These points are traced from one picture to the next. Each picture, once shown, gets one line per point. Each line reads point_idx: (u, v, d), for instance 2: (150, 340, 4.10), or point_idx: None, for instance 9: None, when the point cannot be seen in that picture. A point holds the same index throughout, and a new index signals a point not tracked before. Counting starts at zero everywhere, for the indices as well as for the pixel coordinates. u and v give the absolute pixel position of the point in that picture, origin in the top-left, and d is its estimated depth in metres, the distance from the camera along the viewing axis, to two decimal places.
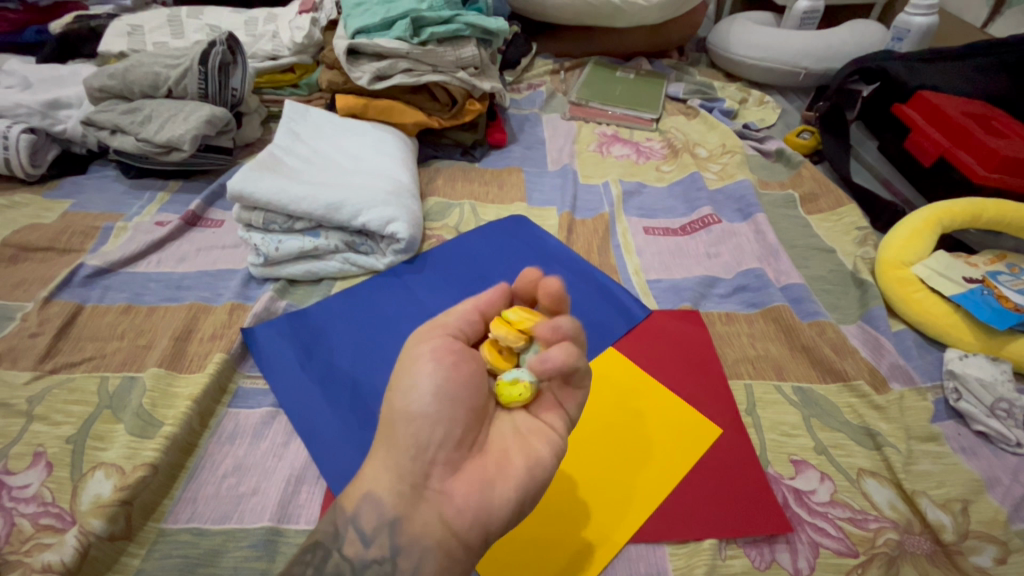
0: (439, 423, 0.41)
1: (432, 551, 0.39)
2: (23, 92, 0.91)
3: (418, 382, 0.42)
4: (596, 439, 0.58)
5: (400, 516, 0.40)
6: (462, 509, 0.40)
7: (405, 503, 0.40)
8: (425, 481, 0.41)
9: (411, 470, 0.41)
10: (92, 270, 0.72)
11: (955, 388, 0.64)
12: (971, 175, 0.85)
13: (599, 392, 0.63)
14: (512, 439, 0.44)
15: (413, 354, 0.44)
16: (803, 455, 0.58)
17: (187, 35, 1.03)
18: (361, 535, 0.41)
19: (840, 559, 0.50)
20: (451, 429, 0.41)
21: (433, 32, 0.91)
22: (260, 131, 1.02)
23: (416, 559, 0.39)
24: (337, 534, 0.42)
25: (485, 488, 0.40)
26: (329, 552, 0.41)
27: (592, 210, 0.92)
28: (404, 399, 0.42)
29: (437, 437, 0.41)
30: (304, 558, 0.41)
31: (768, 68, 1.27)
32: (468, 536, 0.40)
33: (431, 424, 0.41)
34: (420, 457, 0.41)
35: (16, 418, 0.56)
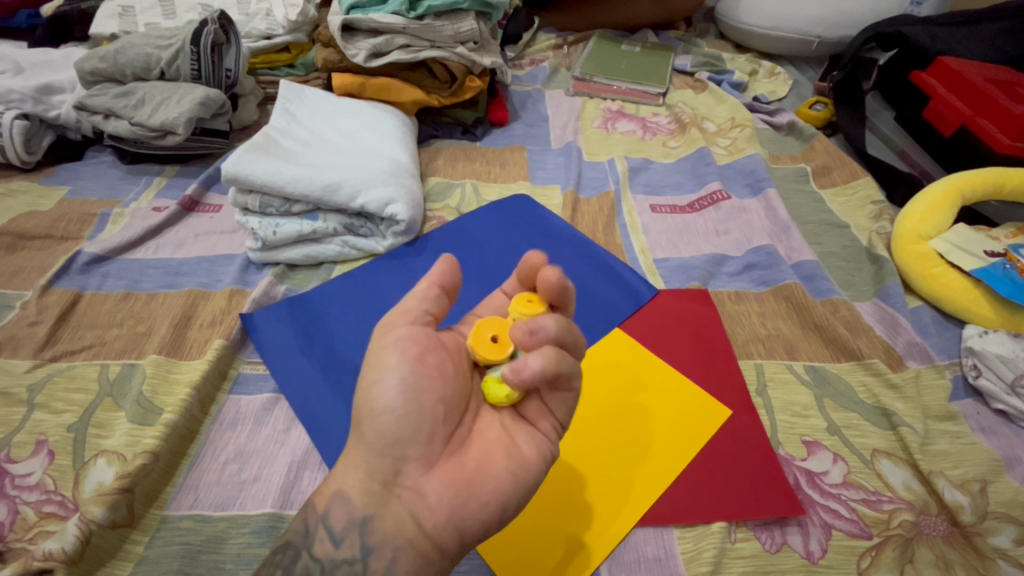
0: (412, 419, 0.40)
1: (403, 551, 0.38)
2: (16, 77, 0.90)
3: (386, 376, 0.41)
4: (588, 417, 0.57)
5: (371, 515, 0.39)
6: (433, 505, 0.39)
7: (375, 501, 0.39)
8: (397, 477, 0.40)
9: (382, 466, 0.40)
10: (89, 258, 0.71)
11: (974, 365, 0.62)
12: (994, 145, 0.81)
13: (594, 371, 0.62)
14: (493, 439, 0.43)
15: (378, 349, 0.43)
16: (815, 435, 0.57)
17: (179, 15, 1.00)
18: (331, 534, 0.39)
19: (853, 542, 0.49)
20: (420, 425, 0.40)
21: (430, 6, 0.87)
22: (256, 113, 1.00)
23: (389, 558, 0.38)
24: (308, 532, 0.40)
25: (458, 488, 0.39)
26: (298, 554, 0.39)
27: (598, 188, 0.90)
28: (368, 396, 0.41)
29: (409, 433, 0.40)
30: (275, 559, 0.40)
31: (779, 37, 1.23)
32: (441, 537, 0.39)
33: (397, 419, 0.40)
34: (390, 453, 0.39)
35: (17, 407, 0.56)
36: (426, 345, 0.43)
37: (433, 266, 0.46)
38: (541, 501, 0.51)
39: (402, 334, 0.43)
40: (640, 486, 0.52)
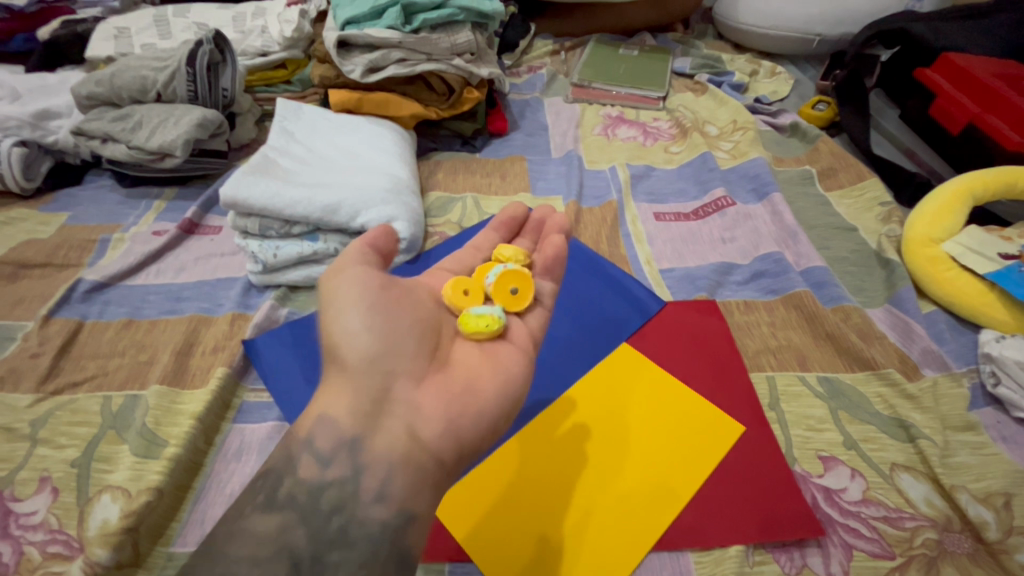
0: (392, 341, 0.43)
1: (399, 465, 0.39)
2: (13, 104, 0.89)
3: (354, 305, 0.43)
4: (577, 391, 0.60)
5: (360, 436, 0.40)
6: (433, 417, 0.42)
7: (363, 422, 0.40)
8: (387, 393, 0.42)
9: (372, 385, 0.42)
10: (90, 285, 0.70)
11: (992, 372, 0.60)
12: (1004, 143, 0.79)
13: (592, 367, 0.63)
14: (475, 362, 0.47)
15: (334, 288, 0.44)
16: (831, 450, 0.55)
17: (175, 35, 1.00)
18: (318, 457, 0.39)
19: (875, 563, 0.47)
20: (401, 345, 0.44)
21: (426, 19, 0.87)
22: (255, 131, 0.99)
23: (382, 477, 0.39)
24: (291, 460, 0.39)
25: (450, 399, 0.43)
26: (281, 483, 0.38)
27: (600, 198, 0.89)
28: (340, 325, 0.43)
29: (392, 350, 0.43)
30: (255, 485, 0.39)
31: (778, 36, 1.22)
32: (438, 446, 0.42)
33: (374, 340, 0.42)
34: (378, 369, 0.42)
35: (20, 442, 0.55)
36: (387, 282, 0.46)
37: (368, 232, 0.49)
38: (537, 472, 0.54)
39: (358, 274, 0.45)
40: (636, 518, 0.50)
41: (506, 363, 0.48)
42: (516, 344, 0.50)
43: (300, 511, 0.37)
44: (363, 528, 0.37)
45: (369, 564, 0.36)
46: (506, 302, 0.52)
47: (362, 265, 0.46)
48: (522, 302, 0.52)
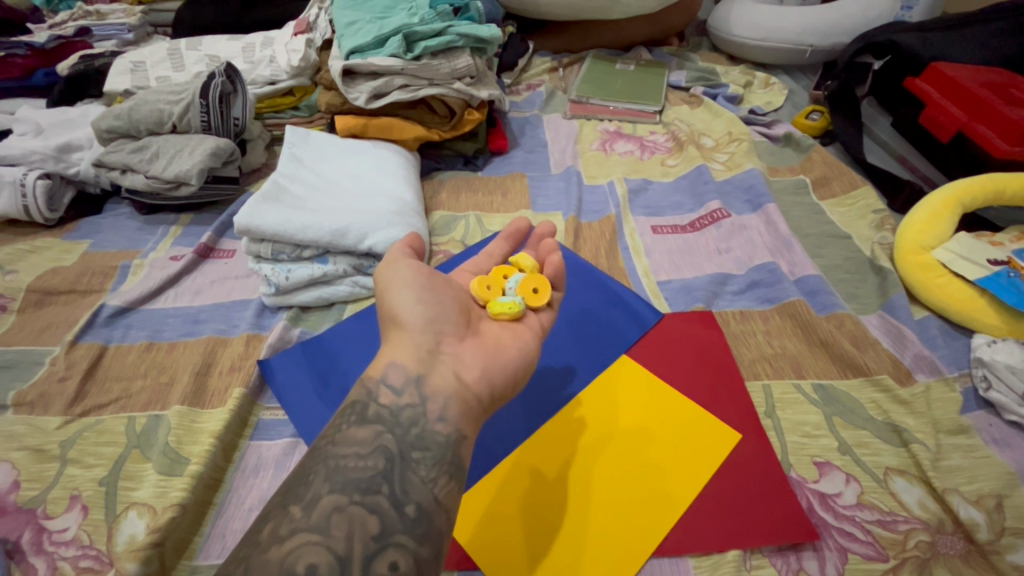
0: (440, 305, 0.48)
1: (453, 398, 0.43)
2: (36, 138, 0.94)
3: (408, 279, 0.49)
4: (585, 392, 0.64)
5: (423, 374, 0.44)
6: (475, 366, 0.46)
7: (423, 363, 0.44)
8: (438, 346, 0.46)
9: (426, 340, 0.46)
10: (113, 311, 0.74)
11: (984, 376, 0.62)
12: (992, 151, 0.81)
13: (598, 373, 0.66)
14: (505, 329, 0.52)
15: (389, 268, 0.50)
16: (826, 456, 0.57)
17: (187, 67, 1.05)
18: (392, 388, 0.43)
19: (869, 565, 0.49)
20: (447, 309, 0.49)
21: (426, 46, 0.91)
22: (265, 157, 1.03)
23: (441, 406, 0.43)
24: (370, 390, 0.44)
25: (487, 354, 0.48)
26: (367, 405, 0.43)
27: (598, 213, 0.91)
28: (396, 292, 0.48)
29: (439, 313, 0.48)
30: (345, 412, 0.43)
31: (771, 48, 1.25)
32: (479, 388, 0.46)
33: (425, 305, 0.47)
34: (430, 328, 0.47)
35: (51, 462, 0.58)
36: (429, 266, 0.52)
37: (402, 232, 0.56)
38: (548, 466, 0.57)
39: (407, 260, 0.50)
40: (634, 528, 0.52)
41: (531, 334, 0.53)
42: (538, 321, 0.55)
43: (385, 423, 0.42)
44: (434, 438, 0.42)
45: (441, 462, 0.41)
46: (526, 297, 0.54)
47: (409, 255, 0.52)
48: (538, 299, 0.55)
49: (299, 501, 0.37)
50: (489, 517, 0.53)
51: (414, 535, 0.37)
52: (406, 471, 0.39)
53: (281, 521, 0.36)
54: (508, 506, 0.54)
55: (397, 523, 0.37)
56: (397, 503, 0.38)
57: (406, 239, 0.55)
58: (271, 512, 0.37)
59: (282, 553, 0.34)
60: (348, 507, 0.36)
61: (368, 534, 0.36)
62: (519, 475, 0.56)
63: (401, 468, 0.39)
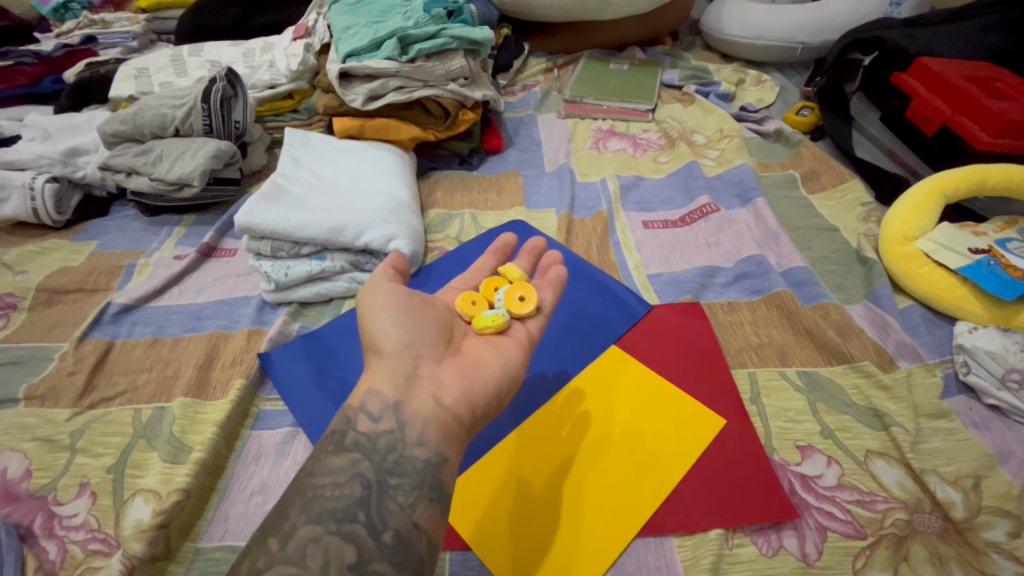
0: (418, 330, 0.50)
1: (431, 422, 0.44)
2: (44, 143, 0.97)
3: (386, 305, 0.50)
4: (575, 382, 0.65)
5: (400, 400, 0.45)
6: (453, 388, 0.47)
7: (400, 390, 0.46)
8: (416, 371, 0.47)
9: (404, 365, 0.47)
10: (119, 308, 0.76)
11: (964, 362, 0.63)
12: (975, 143, 0.83)
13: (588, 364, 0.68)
14: (486, 348, 0.53)
15: (369, 296, 0.52)
16: (809, 440, 0.59)
17: (190, 73, 1.08)
18: (369, 415, 0.45)
19: (847, 542, 0.51)
20: (424, 333, 0.50)
21: (421, 49, 0.93)
22: (265, 158, 1.05)
23: (419, 429, 0.44)
24: (349, 418, 0.45)
25: (466, 374, 0.49)
26: (344, 433, 0.44)
27: (591, 209, 0.93)
28: (375, 321, 0.50)
29: (417, 337, 0.49)
30: (325, 439, 0.44)
31: (762, 45, 1.26)
32: (457, 410, 0.47)
33: (403, 330, 0.49)
34: (408, 353, 0.48)
35: (61, 452, 0.61)
36: (411, 288, 0.53)
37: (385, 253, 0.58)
38: (538, 452, 0.59)
39: (389, 284, 0.52)
40: (620, 509, 0.54)
41: (512, 352, 0.53)
42: (522, 336, 0.56)
43: (362, 450, 0.43)
44: (411, 464, 0.43)
45: (419, 488, 0.42)
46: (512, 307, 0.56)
47: (391, 278, 0.54)
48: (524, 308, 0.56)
49: (276, 534, 0.38)
50: (478, 500, 0.55)
51: (392, 563, 0.38)
52: (383, 499, 0.40)
53: (258, 554, 0.37)
54: (499, 491, 0.56)
55: (375, 552, 0.38)
56: (375, 531, 0.39)
57: (388, 261, 0.56)
58: (249, 548, 0.38)
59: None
60: (324, 538, 0.37)
61: (344, 563, 0.37)
62: (510, 461, 0.58)
63: (378, 495, 0.40)
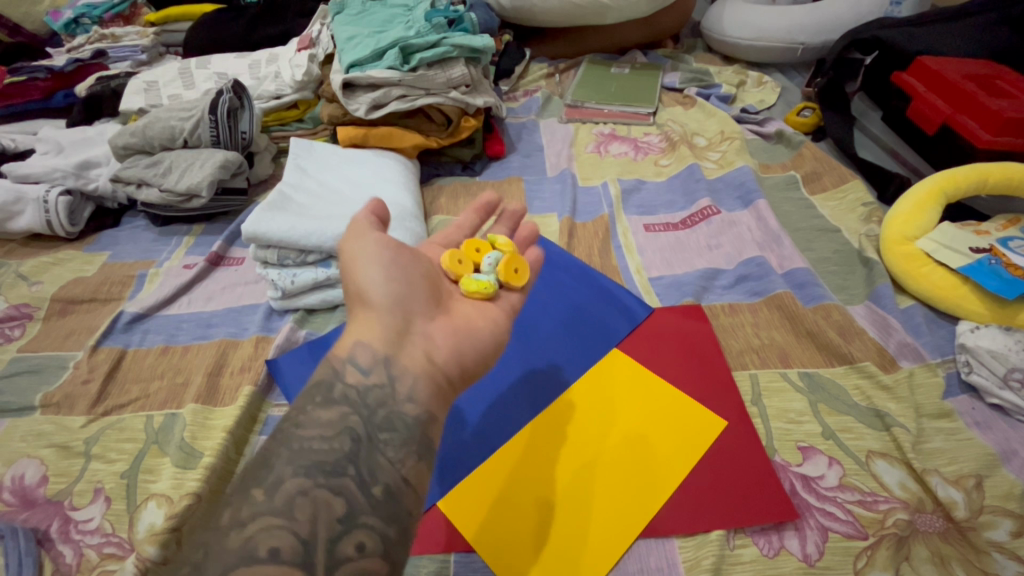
0: (408, 286, 0.51)
1: (421, 377, 0.46)
2: (57, 157, 0.99)
3: (375, 261, 0.51)
4: (576, 386, 0.66)
5: (390, 354, 0.46)
6: (441, 346, 0.49)
7: (391, 344, 0.47)
8: (406, 327, 0.49)
9: (394, 320, 0.48)
10: (131, 317, 0.78)
11: (966, 361, 0.63)
12: (976, 141, 0.83)
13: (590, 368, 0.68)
14: (472, 309, 0.55)
15: (357, 249, 0.52)
16: (810, 440, 0.59)
17: (197, 85, 1.10)
18: (359, 367, 0.45)
19: (849, 543, 0.51)
20: (414, 289, 0.51)
21: (422, 58, 0.95)
22: (272, 168, 1.07)
23: (410, 384, 0.45)
24: (337, 370, 0.45)
25: (454, 333, 0.51)
26: (332, 385, 0.44)
27: (592, 213, 0.94)
28: (364, 274, 0.50)
29: (406, 293, 0.50)
30: (311, 393, 0.44)
31: (763, 47, 1.27)
32: (446, 366, 0.49)
33: (393, 286, 0.50)
34: (398, 308, 0.49)
35: (76, 458, 0.62)
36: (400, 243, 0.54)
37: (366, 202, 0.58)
38: (539, 454, 0.59)
39: (377, 235, 0.53)
40: (624, 508, 0.54)
41: (498, 315, 0.55)
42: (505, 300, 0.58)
43: (351, 404, 0.43)
44: (401, 419, 0.43)
45: (408, 443, 0.42)
46: (506, 277, 0.57)
47: (379, 230, 0.54)
48: (517, 280, 0.58)
49: (261, 485, 0.37)
50: (481, 504, 0.56)
51: (381, 517, 0.38)
52: (372, 453, 0.41)
53: (241, 506, 0.36)
54: (501, 492, 0.56)
55: (364, 505, 0.38)
56: (365, 485, 0.39)
57: (373, 212, 0.56)
58: (230, 500, 0.37)
59: (242, 539, 0.34)
60: (312, 491, 0.37)
61: (332, 517, 0.36)
62: (512, 463, 0.59)
63: (368, 450, 0.41)
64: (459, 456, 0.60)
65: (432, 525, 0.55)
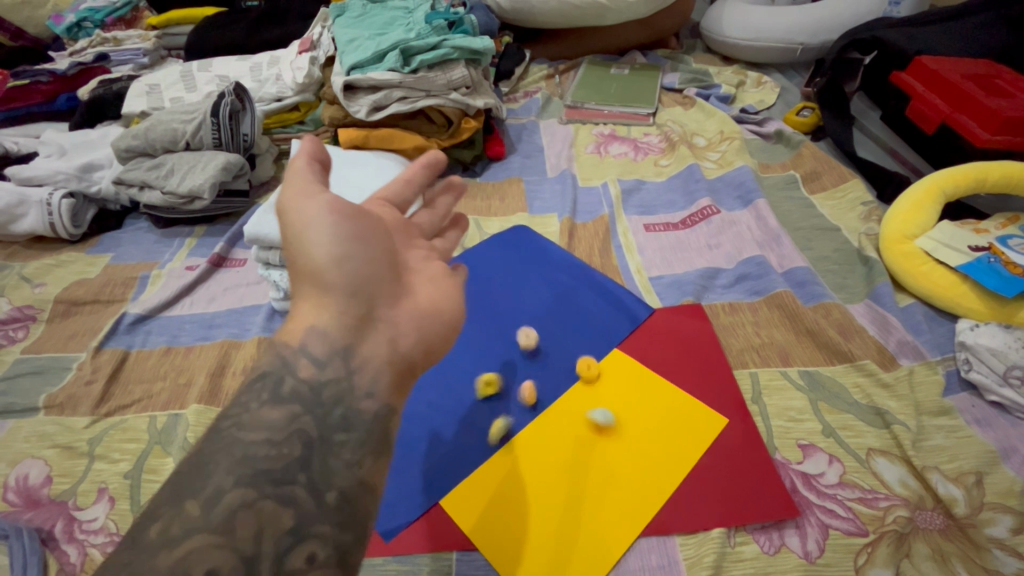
0: (366, 261, 0.43)
1: (383, 369, 0.42)
2: (60, 159, 1.00)
3: (324, 231, 0.43)
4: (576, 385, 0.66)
5: (349, 344, 0.41)
6: (407, 332, 0.44)
7: (350, 333, 0.42)
8: (367, 310, 0.43)
9: (352, 303, 0.42)
10: (134, 318, 0.79)
11: (966, 359, 0.63)
12: (974, 140, 0.83)
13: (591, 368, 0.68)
14: (441, 281, 0.48)
15: (303, 213, 0.44)
16: (811, 439, 0.59)
17: (199, 88, 1.11)
18: (313, 360, 0.40)
19: (849, 540, 0.51)
20: (372, 264, 0.44)
21: (422, 60, 0.96)
22: (273, 169, 1.07)
23: (370, 378, 0.41)
24: (287, 362, 0.40)
25: (422, 315, 0.45)
26: (282, 380, 0.39)
27: (592, 213, 0.94)
28: (311, 247, 0.43)
29: (363, 269, 0.43)
30: (256, 386, 0.39)
31: (762, 48, 1.27)
32: (412, 353, 0.44)
33: (348, 262, 0.43)
34: (356, 289, 0.42)
35: (80, 458, 0.63)
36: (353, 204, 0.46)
37: (305, 148, 0.48)
38: (539, 454, 0.59)
39: (323, 195, 0.45)
40: (624, 507, 0.55)
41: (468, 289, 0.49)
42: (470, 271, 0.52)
43: (304, 404, 0.39)
44: (359, 417, 0.40)
45: (367, 442, 0.39)
46: None
47: (328, 189, 0.46)
48: None
49: (198, 497, 0.33)
50: (482, 503, 0.56)
51: (335, 523, 0.35)
52: (326, 457, 0.37)
53: (174, 519, 0.32)
54: (501, 491, 0.57)
55: (316, 513, 0.35)
56: (316, 491, 0.35)
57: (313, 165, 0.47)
58: (158, 511, 0.33)
59: (175, 558, 0.31)
60: (257, 503, 0.33)
61: (280, 529, 0.33)
62: (512, 462, 0.59)
63: (320, 454, 0.37)
64: (461, 455, 0.60)
65: (433, 522, 0.55)
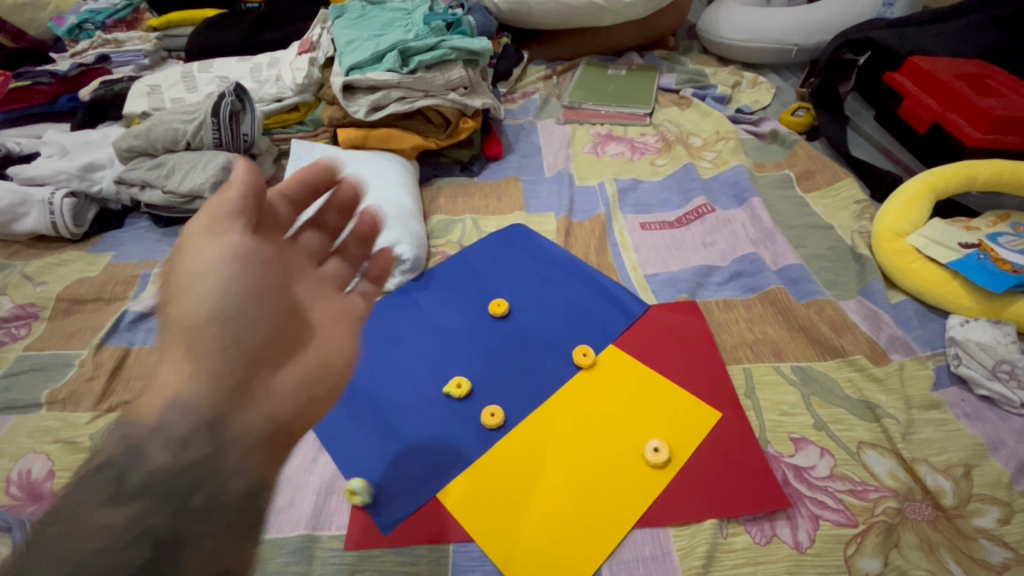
0: (249, 325, 0.41)
1: (257, 446, 0.39)
2: (62, 159, 1.01)
3: (212, 288, 0.40)
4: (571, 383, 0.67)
5: (219, 418, 0.38)
6: (289, 400, 0.42)
7: (223, 404, 0.38)
8: (244, 376, 0.40)
9: (230, 369, 0.39)
10: (135, 315, 0.79)
11: (956, 354, 0.65)
12: (965, 139, 0.84)
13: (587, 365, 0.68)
14: (329, 346, 0.45)
15: (197, 265, 0.41)
16: (803, 432, 0.60)
17: (199, 89, 1.12)
18: (172, 440, 0.36)
19: (839, 531, 0.52)
20: (255, 328, 0.41)
21: (421, 60, 0.97)
22: (273, 169, 1.08)
23: (241, 457, 0.38)
24: (136, 448, 0.36)
25: (305, 383, 0.43)
26: (124, 472, 0.35)
27: (589, 212, 0.95)
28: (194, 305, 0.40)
29: (246, 334, 0.40)
30: (95, 481, 0.35)
31: (757, 49, 1.28)
32: (294, 423, 0.42)
33: (231, 324, 0.40)
34: (238, 354, 0.40)
35: (82, 453, 0.63)
36: (255, 254, 0.43)
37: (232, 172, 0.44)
38: (533, 451, 0.60)
39: (227, 242, 0.42)
40: (617, 502, 0.55)
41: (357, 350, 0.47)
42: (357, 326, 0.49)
43: (156, 494, 0.34)
44: (224, 498, 0.36)
45: (229, 530, 0.35)
46: None
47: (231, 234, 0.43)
48: None
49: None
50: (477, 498, 0.57)
51: None
52: (180, 553, 0.33)
53: None
54: (496, 488, 0.57)
55: None
56: None
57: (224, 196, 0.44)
58: None
59: None
60: None
61: None
62: (508, 460, 0.60)
63: (171, 555, 0.33)
64: (459, 449, 0.61)
65: (430, 515, 0.56)
